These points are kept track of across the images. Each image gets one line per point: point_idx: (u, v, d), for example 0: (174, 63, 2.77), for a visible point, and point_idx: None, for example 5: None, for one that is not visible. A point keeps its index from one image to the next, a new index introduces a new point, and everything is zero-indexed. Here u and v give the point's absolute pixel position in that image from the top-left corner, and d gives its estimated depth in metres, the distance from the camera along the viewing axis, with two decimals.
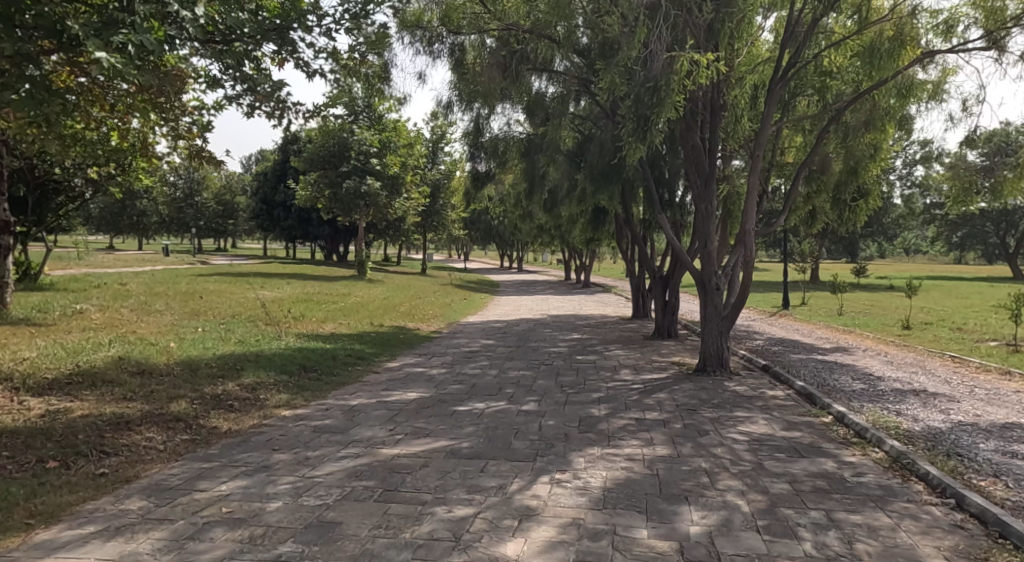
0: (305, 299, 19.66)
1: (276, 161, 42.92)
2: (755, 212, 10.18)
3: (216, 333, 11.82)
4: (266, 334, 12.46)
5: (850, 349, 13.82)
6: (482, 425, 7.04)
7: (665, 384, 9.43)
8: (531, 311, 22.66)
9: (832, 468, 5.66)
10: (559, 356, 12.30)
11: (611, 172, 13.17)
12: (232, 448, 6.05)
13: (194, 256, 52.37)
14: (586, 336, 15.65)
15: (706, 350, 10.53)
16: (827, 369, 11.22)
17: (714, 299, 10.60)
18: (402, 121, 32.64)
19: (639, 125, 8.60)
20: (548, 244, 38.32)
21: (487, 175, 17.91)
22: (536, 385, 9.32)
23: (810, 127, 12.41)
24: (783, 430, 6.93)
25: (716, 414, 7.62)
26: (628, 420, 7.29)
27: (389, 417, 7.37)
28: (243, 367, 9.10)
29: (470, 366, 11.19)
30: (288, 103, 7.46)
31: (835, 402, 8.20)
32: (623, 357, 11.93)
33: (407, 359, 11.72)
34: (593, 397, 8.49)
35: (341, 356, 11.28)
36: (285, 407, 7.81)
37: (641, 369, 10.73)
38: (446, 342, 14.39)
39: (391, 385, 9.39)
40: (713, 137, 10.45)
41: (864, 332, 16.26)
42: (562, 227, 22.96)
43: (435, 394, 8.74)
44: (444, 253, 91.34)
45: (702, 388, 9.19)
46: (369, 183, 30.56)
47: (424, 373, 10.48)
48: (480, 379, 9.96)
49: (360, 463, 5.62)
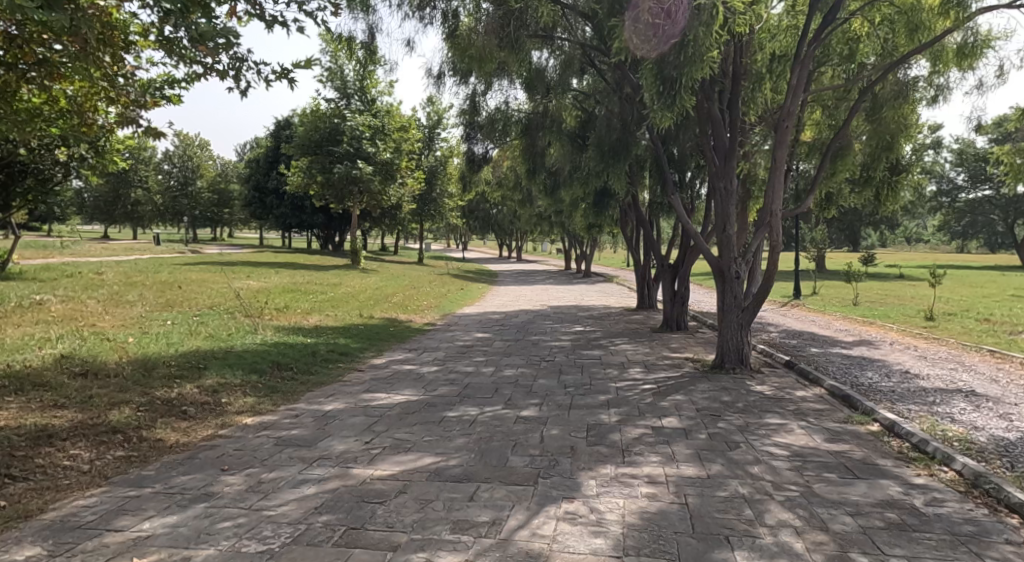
0: (292, 289, 18.63)
1: (269, 148, 41.74)
2: (781, 191, 9.14)
3: (184, 326, 10.79)
4: (241, 328, 11.43)
5: (874, 342, 12.81)
6: (474, 436, 6.03)
7: (681, 383, 8.43)
8: (531, 301, 21.64)
9: (899, 494, 4.68)
10: (561, 351, 11.28)
11: (618, 151, 12.19)
12: (172, 468, 5.04)
13: (187, 245, 51.35)
14: (590, 329, 14.62)
15: (724, 345, 9.53)
16: (856, 365, 10.21)
17: (733, 288, 9.60)
18: (395, 105, 31.52)
19: (665, 88, 7.65)
20: (549, 233, 37.24)
21: (486, 158, 16.92)
22: (537, 386, 8.29)
23: (833, 105, 11.35)
24: (826, 441, 5.95)
25: (744, 421, 6.63)
26: (643, 429, 6.28)
27: (366, 426, 6.35)
28: (206, 366, 8.07)
29: (463, 363, 10.17)
30: (248, 60, 6.41)
31: (878, 405, 7.23)
32: (632, 353, 10.91)
33: (395, 356, 10.70)
34: (601, 400, 7.48)
35: (322, 351, 10.25)
36: (247, 414, 6.79)
37: (653, 366, 9.73)
38: (439, 336, 13.35)
39: (373, 386, 8.37)
40: (735, 108, 9.43)
41: (886, 324, 15.24)
42: (563, 213, 21.93)
43: (422, 397, 7.73)
44: (444, 243, 89.98)
45: (724, 388, 8.19)
46: (360, 168, 29.46)
47: (412, 371, 9.47)
48: (474, 378, 8.95)
49: (324, 488, 4.62)
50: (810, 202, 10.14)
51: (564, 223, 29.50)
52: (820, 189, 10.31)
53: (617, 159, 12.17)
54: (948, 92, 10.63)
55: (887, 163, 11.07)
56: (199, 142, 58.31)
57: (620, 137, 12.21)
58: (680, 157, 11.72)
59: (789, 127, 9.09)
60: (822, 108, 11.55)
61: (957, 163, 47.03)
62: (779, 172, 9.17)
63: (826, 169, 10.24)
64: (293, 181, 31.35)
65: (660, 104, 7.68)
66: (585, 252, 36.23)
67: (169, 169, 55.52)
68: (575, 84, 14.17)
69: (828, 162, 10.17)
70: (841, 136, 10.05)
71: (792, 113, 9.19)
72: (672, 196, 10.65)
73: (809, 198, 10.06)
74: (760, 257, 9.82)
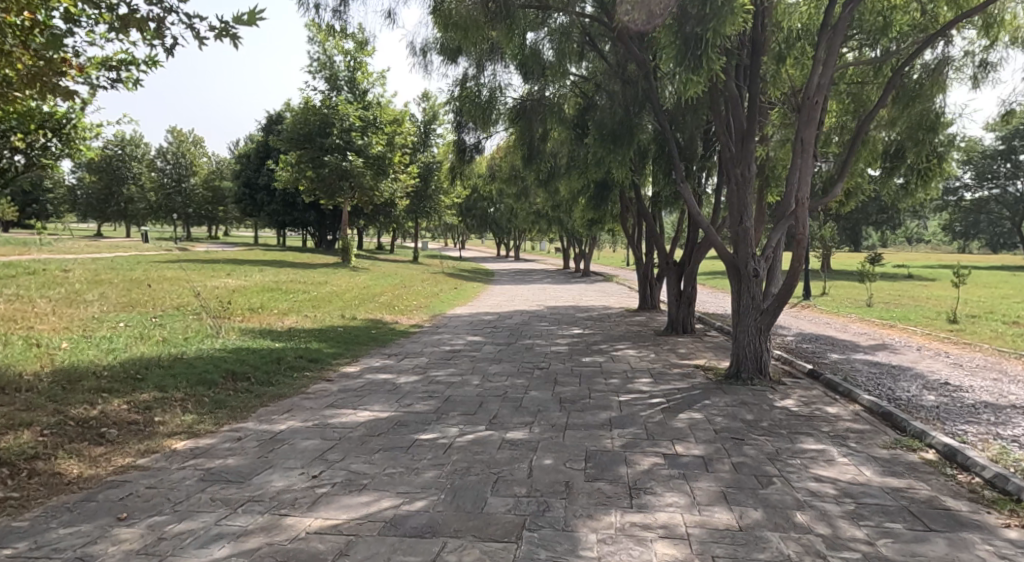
0: (272, 288, 17.55)
1: (260, 142, 40.63)
2: (809, 176, 7.99)
3: (137, 329, 9.71)
4: (203, 330, 10.35)
5: (900, 347, 11.74)
6: (448, 468, 4.95)
7: (693, 397, 7.37)
8: (526, 301, 20.59)
9: (991, 558, 3.62)
10: (557, 357, 10.19)
11: (619, 136, 11.13)
12: (59, 514, 3.98)
13: (177, 243, 50.21)
14: (589, 332, 13.55)
15: (740, 353, 8.47)
16: (886, 373, 9.12)
17: (751, 288, 8.52)
18: (387, 98, 30.41)
19: (689, 49, 6.84)
20: (547, 231, 36.14)
21: (479, 150, 15.86)
22: (528, 400, 7.22)
23: (863, 88, 10.21)
24: (878, 473, 4.90)
25: (774, 447, 5.56)
26: (655, 457, 5.21)
27: (320, 452, 5.27)
28: (145, 378, 6.97)
29: (447, 371, 9.09)
30: (175, 9, 5.18)
31: (929, 425, 6.16)
32: (635, 359, 9.84)
33: (371, 362, 9.60)
34: (602, 419, 6.41)
35: (288, 357, 9.14)
36: (181, 436, 5.69)
37: (659, 375, 8.65)
38: (425, 339, 12.30)
39: (340, 399, 7.29)
40: (755, 83, 8.31)
41: (908, 327, 14.17)
42: (562, 208, 20.87)
43: (394, 413, 6.67)
44: (442, 242, 88.99)
45: (743, 403, 7.12)
46: (350, 161, 28.33)
47: (388, 381, 8.40)
48: (458, 389, 7.88)
49: (246, 549, 3.57)
50: (839, 189, 8.90)
51: (562, 219, 28.49)
52: (848, 176, 9.14)
53: (619, 144, 11.11)
54: (993, 70, 9.47)
55: (927, 150, 9.90)
56: (191, 138, 57.19)
57: (624, 120, 11.14)
58: (688, 143, 10.66)
59: (819, 102, 7.96)
60: (842, 90, 10.48)
61: (965, 161, 46.00)
62: (807, 155, 8.02)
63: (856, 153, 9.05)
64: (282, 176, 30.27)
65: (684, 67, 6.86)
66: (583, 251, 35.22)
67: (161, 166, 54.26)
68: (574, 67, 13.12)
69: (857, 146, 9.01)
70: (873, 115, 8.88)
71: (824, 87, 8.05)
72: (682, 182, 9.56)
73: (837, 185, 8.87)
74: (780, 253, 8.72)
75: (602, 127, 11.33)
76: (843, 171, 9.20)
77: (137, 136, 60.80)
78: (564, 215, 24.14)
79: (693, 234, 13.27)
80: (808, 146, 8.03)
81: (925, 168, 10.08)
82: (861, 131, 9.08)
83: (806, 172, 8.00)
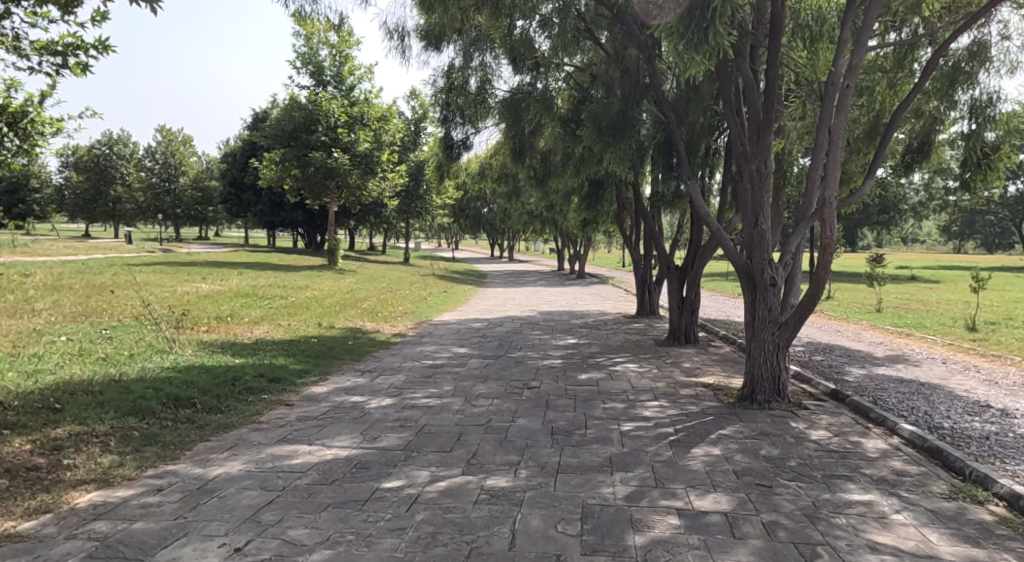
0: (247, 294, 16.49)
1: (245, 141, 39.58)
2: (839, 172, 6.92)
3: (77, 344, 8.65)
4: (156, 343, 9.30)
5: (921, 358, 10.81)
6: (411, 534, 3.98)
7: (706, 428, 6.39)
8: (518, 306, 19.59)
9: None
10: (549, 373, 9.22)
11: (619, 129, 10.14)
12: None
13: (162, 244, 49.04)
14: (585, 342, 12.57)
15: (754, 372, 7.53)
16: (918, 392, 8.16)
17: (767, 299, 7.53)
18: (374, 93, 29.37)
19: (694, 20, 6.00)
20: (542, 232, 35.14)
21: (467, 146, 14.82)
22: (516, 431, 6.23)
23: (890, 77, 9.22)
24: (947, 540, 3.95)
25: (811, 497, 4.61)
26: (668, 515, 4.25)
27: (256, 511, 4.27)
28: (64, 408, 5.93)
29: (425, 391, 8.09)
30: None
31: (989, 466, 5.19)
32: (636, 376, 8.88)
33: (342, 381, 8.59)
34: (602, 458, 5.44)
35: (246, 377, 8.09)
36: (88, 486, 4.65)
37: (665, 397, 7.68)
38: (407, 351, 11.30)
39: (297, 430, 6.29)
40: (775, 66, 7.31)
41: (925, 335, 13.25)
42: (556, 208, 19.88)
43: (356, 450, 5.67)
44: (436, 242, 88.13)
45: (764, 435, 6.16)
46: (336, 158, 27.32)
47: (358, 405, 7.39)
48: (437, 416, 6.89)
49: None
50: (866, 186, 7.61)
51: (555, 219, 27.53)
52: (875, 175, 7.80)
53: (617, 138, 10.11)
54: None
55: (975, 142, 8.72)
56: (179, 138, 56.00)
57: (624, 111, 10.16)
58: (694, 137, 9.65)
59: (850, 87, 6.95)
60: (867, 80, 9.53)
61: None
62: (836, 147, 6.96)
63: (888, 147, 7.78)
64: (266, 175, 29.22)
65: (688, 42, 6.03)
66: (578, 252, 34.28)
67: (150, 166, 52.86)
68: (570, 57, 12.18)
69: (889, 139, 7.76)
70: (906, 103, 7.72)
71: (858, 69, 6.99)
72: (689, 178, 8.47)
73: (866, 182, 7.61)
74: (800, 260, 7.69)
75: (600, 120, 10.34)
76: (872, 167, 7.82)
77: (124, 135, 59.62)
78: (558, 216, 23.17)
79: (696, 236, 12.30)
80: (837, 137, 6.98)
81: (984, 160, 8.68)
82: (893, 120, 7.83)
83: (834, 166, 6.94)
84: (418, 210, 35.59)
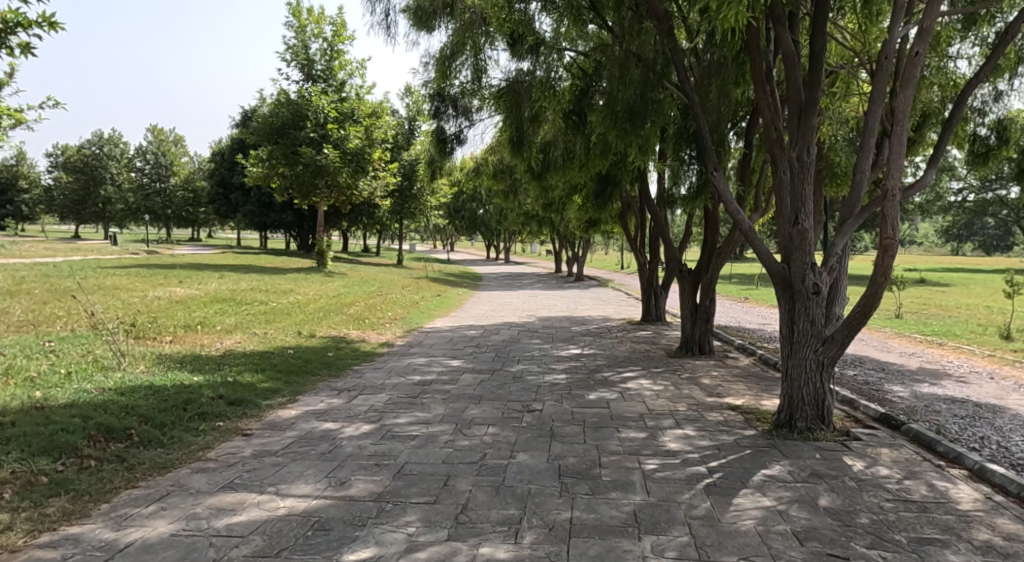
0: (223, 299, 15.29)
1: (234, 140, 38.33)
2: (903, 159, 5.79)
3: (7, 360, 7.48)
4: (103, 358, 8.14)
5: (963, 371, 9.75)
6: None
7: (744, 467, 5.32)
8: (515, 311, 18.49)
9: None
10: (552, 392, 8.12)
11: (638, 113, 9.21)
12: None
13: (147, 245, 47.75)
14: (588, 353, 11.48)
15: (794, 395, 6.48)
16: (981, 416, 7.06)
17: (810, 311, 6.44)
18: (366, 89, 28.26)
19: None
20: (539, 233, 34.06)
21: (462, 141, 13.61)
22: (517, 473, 5.14)
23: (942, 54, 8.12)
24: None
25: None
26: None
27: None
28: None
29: (410, 415, 6.98)
30: None
31: None
32: (651, 396, 7.79)
33: (314, 402, 7.47)
34: (624, 514, 4.37)
35: (202, 399, 6.94)
36: None
37: (690, 425, 6.58)
38: (392, 364, 10.17)
39: (250, 470, 5.18)
40: (820, 35, 6.24)
41: (958, 344, 12.18)
42: (556, 207, 18.82)
43: (319, 501, 4.59)
44: (430, 244, 86.98)
45: (818, 476, 5.09)
46: (326, 156, 26.19)
47: (329, 433, 6.28)
48: (422, 451, 5.78)
49: None
50: (929, 177, 6.42)
51: (553, 220, 26.44)
52: (938, 164, 6.63)
53: (636, 124, 9.24)
54: None
55: None
56: (170, 138, 54.86)
57: (644, 95, 9.14)
58: (718, 124, 8.60)
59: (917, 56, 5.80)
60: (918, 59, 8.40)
61: None
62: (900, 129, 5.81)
63: (954, 131, 6.60)
64: (253, 174, 28.05)
65: None
66: (576, 254, 33.18)
67: (141, 166, 51.52)
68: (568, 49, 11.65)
69: (955, 122, 6.59)
70: (977, 79, 6.56)
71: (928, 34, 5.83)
72: (715, 169, 7.32)
73: (929, 172, 6.45)
74: (848, 266, 6.58)
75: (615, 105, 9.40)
76: (934, 156, 6.65)
77: (115, 134, 58.49)
78: (557, 215, 22.07)
79: (713, 238, 11.26)
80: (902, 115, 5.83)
81: None
82: (959, 100, 6.66)
83: (898, 151, 5.80)
84: (411, 210, 34.38)
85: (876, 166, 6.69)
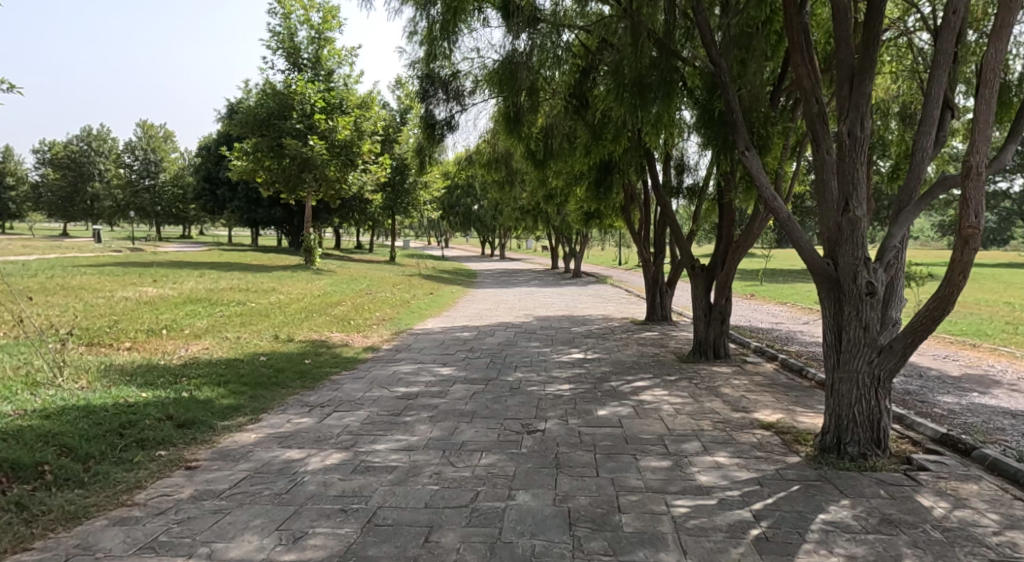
0: (197, 300, 14.20)
1: (220, 133, 37.12)
2: (991, 131, 4.77)
3: None
4: (38, 371, 7.06)
5: (1011, 378, 8.74)
6: None
7: (796, 512, 4.33)
8: (511, 310, 17.47)
9: None
10: (556, 408, 7.08)
11: (649, 86, 8.18)
12: None
13: (135, 243, 46.61)
14: (592, 357, 10.46)
15: (842, 414, 5.49)
16: None
17: (862, 314, 5.43)
18: (355, 79, 27.17)
19: None
20: (536, 228, 33.00)
21: (453, 128, 12.56)
22: (517, 522, 4.15)
23: None
24: None
25: None
26: None
27: None
28: None
29: (389, 439, 5.95)
30: None
31: None
32: (669, 414, 6.78)
33: (278, 423, 6.41)
34: None
35: (144, 421, 5.89)
36: None
37: (721, 450, 5.56)
38: (376, 373, 9.12)
39: (180, 521, 4.16)
40: None
41: (994, 345, 11.18)
42: (555, 199, 17.79)
43: None
44: (424, 240, 86.17)
45: (892, 524, 4.11)
46: (313, 148, 25.09)
47: (291, 464, 5.24)
48: (401, 488, 4.77)
49: None
50: (1009, 153, 5.35)
51: (551, 214, 25.41)
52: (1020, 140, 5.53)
53: (646, 98, 8.19)
54: None
55: None
56: (158, 133, 53.65)
57: (659, 66, 8.21)
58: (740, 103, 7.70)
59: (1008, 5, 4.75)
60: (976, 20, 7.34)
61: None
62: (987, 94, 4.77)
63: None
64: (238, 167, 26.90)
65: None
66: (573, 250, 32.16)
67: (129, 162, 50.20)
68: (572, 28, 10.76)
69: None
70: None
71: None
72: (746, 150, 6.34)
73: (1010, 149, 5.37)
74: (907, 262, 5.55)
75: (624, 77, 8.41)
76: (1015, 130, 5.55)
77: (102, 130, 57.40)
78: (556, 209, 21.02)
79: (729, 231, 10.25)
80: (991, 74, 4.80)
81: None
82: None
83: (983, 119, 4.78)
84: (404, 206, 33.27)
85: (940, 144, 5.66)
